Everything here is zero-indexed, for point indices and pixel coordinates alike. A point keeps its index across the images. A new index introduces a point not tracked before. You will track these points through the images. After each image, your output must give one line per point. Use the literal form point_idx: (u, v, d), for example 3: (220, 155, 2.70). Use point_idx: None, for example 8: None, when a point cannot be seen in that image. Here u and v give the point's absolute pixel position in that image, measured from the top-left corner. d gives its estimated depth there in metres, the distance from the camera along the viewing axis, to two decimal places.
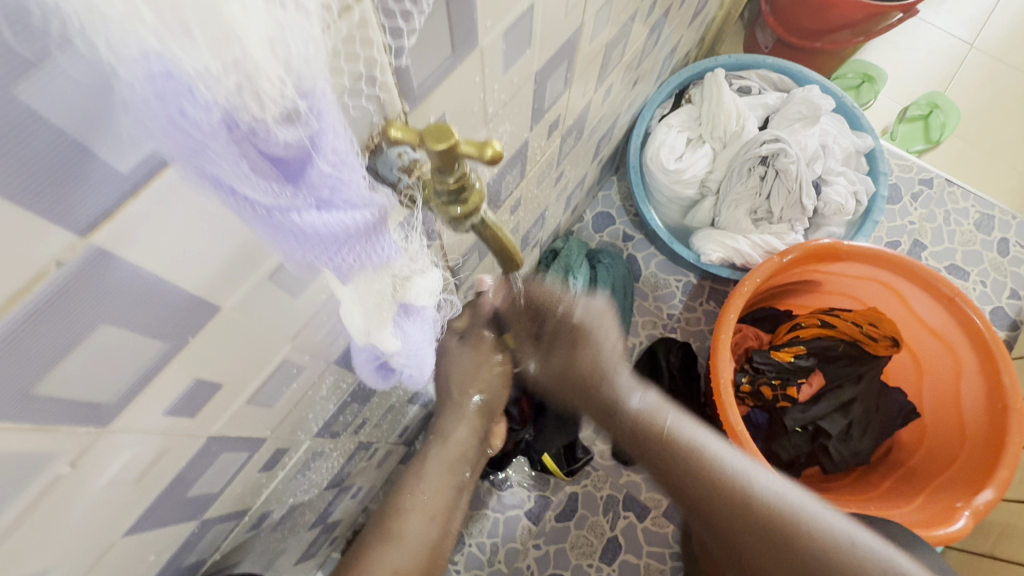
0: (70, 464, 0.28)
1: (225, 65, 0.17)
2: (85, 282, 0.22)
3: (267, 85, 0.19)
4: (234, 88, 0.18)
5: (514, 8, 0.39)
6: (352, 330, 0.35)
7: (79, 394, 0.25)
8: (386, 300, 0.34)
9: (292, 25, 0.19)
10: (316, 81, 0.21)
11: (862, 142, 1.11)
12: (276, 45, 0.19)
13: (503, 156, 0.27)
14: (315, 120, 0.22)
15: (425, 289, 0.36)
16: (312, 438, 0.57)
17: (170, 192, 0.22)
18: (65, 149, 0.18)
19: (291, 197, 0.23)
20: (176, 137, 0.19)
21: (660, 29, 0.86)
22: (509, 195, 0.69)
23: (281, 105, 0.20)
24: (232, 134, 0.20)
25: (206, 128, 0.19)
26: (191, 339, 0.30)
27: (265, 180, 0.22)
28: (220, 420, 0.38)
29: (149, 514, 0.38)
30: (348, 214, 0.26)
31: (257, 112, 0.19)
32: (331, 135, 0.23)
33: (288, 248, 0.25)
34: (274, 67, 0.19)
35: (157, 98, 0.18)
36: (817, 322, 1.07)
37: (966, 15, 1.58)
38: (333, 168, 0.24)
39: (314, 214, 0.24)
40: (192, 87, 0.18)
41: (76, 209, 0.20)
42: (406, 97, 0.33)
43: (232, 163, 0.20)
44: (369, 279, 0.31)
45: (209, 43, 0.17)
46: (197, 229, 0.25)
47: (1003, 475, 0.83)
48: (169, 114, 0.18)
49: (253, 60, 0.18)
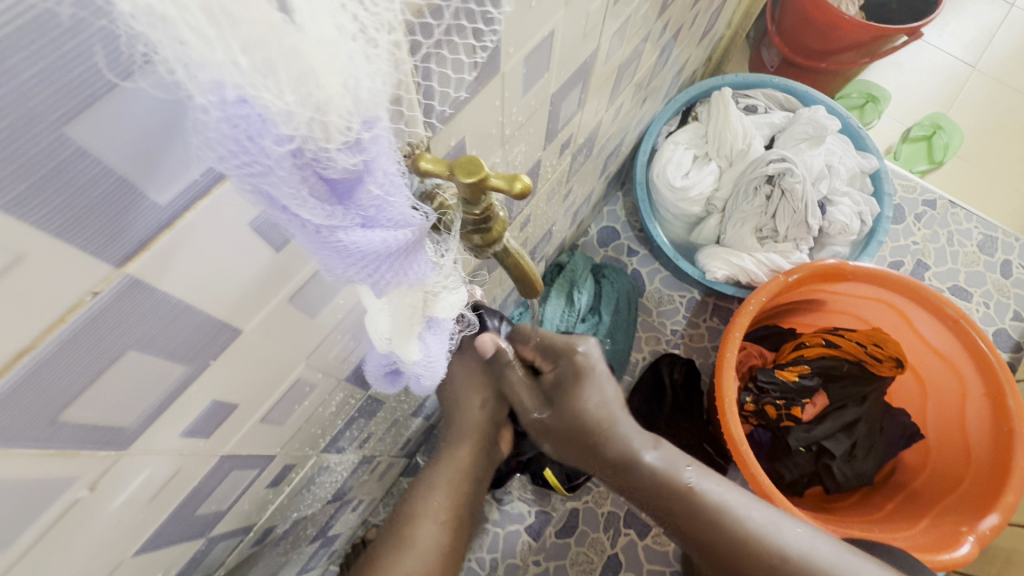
0: (88, 486, 0.28)
1: (300, 99, 0.18)
2: (117, 310, 0.22)
3: (335, 116, 0.19)
4: (306, 120, 0.19)
5: (536, 35, 0.39)
6: (375, 338, 0.37)
7: (105, 417, 0.25)
8: (416, 313, 0.35)
9: (360, 58, 0.19)
10: (379, 111, 0.21)
11: (867, 163, 1.12)
12: (350, 83, 0.19)
13: (531, 190, 0.27)
14: (373, 147, 0.22)
15: (450, 305, 0.37)
16: (319, 453, 0.57)
17: (212, 211, 0.22)
18: (110, 184, 0.18)
19: (341, 216, 0.24)
20: (243, 161, 0.19)
21: (670, 49, 0.87)
22: (520, 211, 0.69)
23: (346, 136, 0.20)
24: (296, 161, 0.20)
25: (273, 156, 0.19)
26: (214, 361, 0.30)
27: (319, 201, 0.22)
28: (234, 438, 0.38)
29: (161, 532, 0.38)
30: (393, 233, 0.26)
31: (322, 141, 0.20)
32: (385, 159, 0.23)
33: (331, 265, 0.25)
34: (342, 101, 0.19)
35: (227, 125, 0.18)
36: (822, 340, 1.07)
37: (968, 38, 1.60)
38: (382, 190, 0.24)
39: (359, 232, 0.25)
40: (265, 117, 0.18)
41: (115, 242, 0.20)
42: (431, 123, 0.33)
43: (294, 188, 0.21)
44: (401, 293, 0.31)
45: (290, 81, 0.18)
46: (233, 249, 0.25)
47: (1008, 500, 0.82)
48: (238, 140, 0.18)
49: (325, 94, 0.19)
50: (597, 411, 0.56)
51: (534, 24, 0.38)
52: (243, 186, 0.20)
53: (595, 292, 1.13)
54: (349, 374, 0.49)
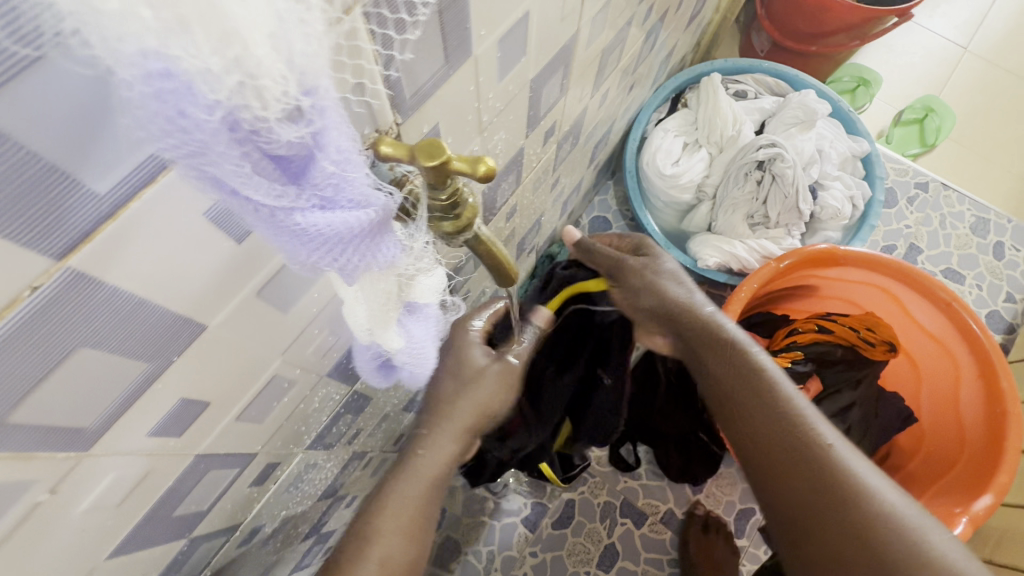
0: (49, 490, 0.27)
1: (225, 63, 0.17)
2: (61, 307, 0.21)
3: (269, 83, 0.19)
4: (235, 86, 0.18)
5: (509, 17, 0.38)
6: (355, 330, 0.36)
7: (60, 420, 0.24)
8: (393, 299, 0.35)
9: (291, 18, 0.19)
10: (319, 81, 0.21)
11: (858, 146, 1.11)
12: (279, 43, 0.18)
13: (497, 173, 0.26)
14: (318, 119, 0.22)
15: (430, 288, 0.38)
16: (305, 450, 0.56)
17: (159, 202, 0.22)
18: (40, 170, 0.17)
19: (294, 197, 0.23)
20: (178, 139, 0.18)
21: (656, 33, 0.86)
22: (505, 201, 0.68)
23: (283, 104, 0.20)
24: (235, 135, 0.19)
25: (208, 131, 0.19)
26: (177, 358, 0.29)
27: (268, 181, 0.22)
28: (208, 438, 0.37)
29: (137, 534, 0.37)
30: (353, 214, 0.26)
31: (259, 110, 0.19)
32: (335, 133, 0.23)
33: (292, 249, 0.25)
34: (274, 63, 0.18)
35: (157, 100, 0.17)
36: (814, 326, 1.07)
37: (960, 19, 1.59)
38: (336, 167, 0.24)
39: (317, 214, 0.24)
40: (192, 86, 0.17)
41: (55, 231, 0.19)
42: (399, 108, 0.33)
43: (235, 165, 0.20)
44: (374, 279, 0.31)
45: (210, 41, 0.17)
46: (199, 236, 0.24)
47: (1002, 480, 0.82)
48: (169, 116, 0.18)
49: (254, 57, 0.18)
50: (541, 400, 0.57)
51: (506, 5, 0.37)
52: (185, 168, 0.20)
53: None
54: (331, 369, 0.48)
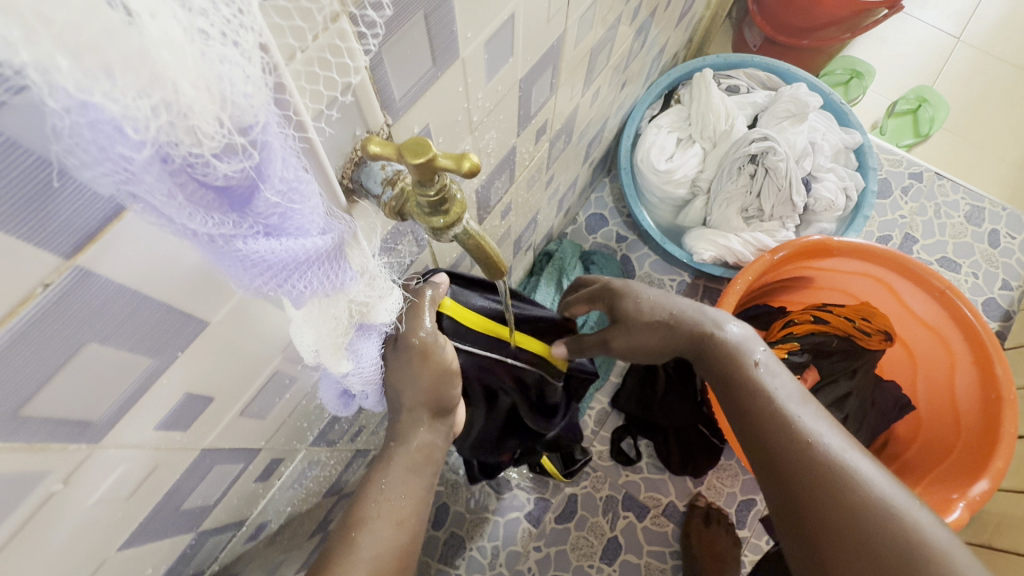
0: (61, 481, 0.28)
1: (153, 105, 0.18)
2: (64, 306, 0.22)
3: (202, 122, 0.19)
4: (164, 124, 0.18)
5: (494, 19, 0.39)
6: (302, 352, 0.37)
7: (70, 412, 0.26)
8: (342, 325, 0.37)
9: (225, 61, 0.19)
10: (257, 116, 0.21)
11: (851, 138, 1.12)
12: (211, 85, 0.19)
13: (481, 168, 0.27)
14: (258, 151, 0.23)
15: (383, 311, 0.41)
16: (308, 448, 0.57)
17: (127, 228, 0.22)
18: (45, 175, 0.19)
19: (235, 225, 0.24)
20: (107, 168, 0.19)
21: (647, 30, 0.87)
22: (499, 200, 0.69)
23: (217, 141, 0.20)
24: (167, 166, 0.20)
25: (137, 163, 0.19)
26: (182, 353, 0.30)
27: (206, 211, 0.22)
28: (213, 432, 0.38)
29: (144, 529, 0.39)
30: (297, 240, 0.27)
31: (192, 146, 0.20)
32: (278, 164, 0.24)
33: (235, 275, 0.26)
34: (208, 106, 0.19)
35: (87, 132, 0.18)
36: (810, 317, 1.10)
37: (952, 9, 1.59)
38: (280, 197, 0.25)
39: (260, 242, 0.25)
40: (120, 124, 0.18)
41: (59, 233, 0.20)
42: (389, 109, 0.34)
43: (167, 196, 0.21)
44: (322, 304, 0.33)
45: (134, 84, 0.17)
46: (181, 250, 0.25)
47: (998, 464, 0.83)
48: (99, 149, 0.18)
49: (183, 98, 0.18)
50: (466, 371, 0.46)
51: (490, 8, 0.38)
52: (116, 191, 0.20)
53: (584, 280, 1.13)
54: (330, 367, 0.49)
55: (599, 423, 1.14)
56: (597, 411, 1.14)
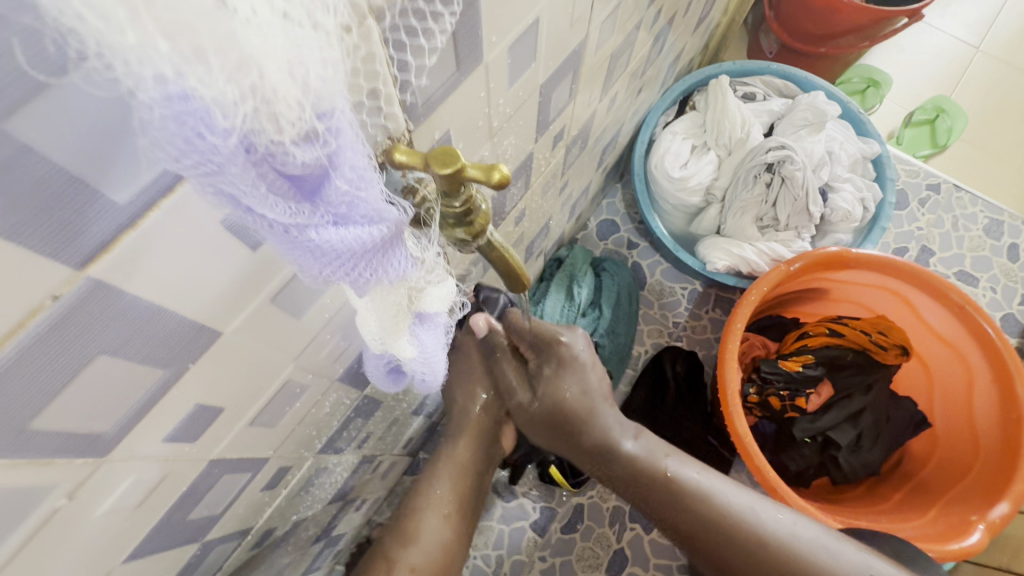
0: (67, 496, 0.27)
1: (241, 90, 0.17)
2: (83, 314, 0.21)
3: (284, 107, 0.19)
4: (250, 112, 0.18)
5: (519, 23, 0.38)
6: (368, 338, 0.36)
7: (79, 426, 0.25)
8: (403, 311, 0.34)
9: (309, 46, 0.19)
10: (334, 102, 0.21)
11: (869, 148, 1.10)
12: (295, 68, 0.18)
13: (511, 180, 0.26)
14: (333, 139, 0.22)
15: (439, 297, 0.37)
16: (316, 454, 0.56)
17: (178, 211, 0.22)
18: (62, 183, 0.18)
19: (309, 214, 0.23)
20: (194, 160, 0.18)
21: (665, 36, 0.86)
22: (513, 206, 0.68)
23: (299, 127, 0.20)
24: (250, 157, 0.19)
25: (223, 153, 0.18)
26: (192, 365, 0.29)
27: (283, 200, 0.21)
28: (222, 442, 0.37)
29: (151, 538, 0.38)
30: (366, 229, 0.26)
31: (275, 134, 0.19)
32: (349, 152, 0.23)
33: (305, 266, 0.25)
34: (290, 90, 0.19)
35: (174, 123, 0.17)
36: (826, 330, 1.06)
37: (971, 18, 1.57)
38: (350, 185, 0.24)
39: (331, 231, 0.24)
40: (208, 111, 0.17)
41: (73, 243, 0.19)
42: (411, 116, 0.33)
43: (251, 185, 0.20)
44: (384, 292, 0.31)
45: (226, 69, 0.16)
46: (214, 248, 0.25)
47: (1018, 487, 0.81)
48: (186, 138, 0.17)
49: (269, 83, 0.18)
50: (577, 401, 0.60)
51: (515, 12, 0.37)
52: (199, 186, 0.19)
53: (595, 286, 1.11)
54: (341, 374, 0.48)
55: None
56: None
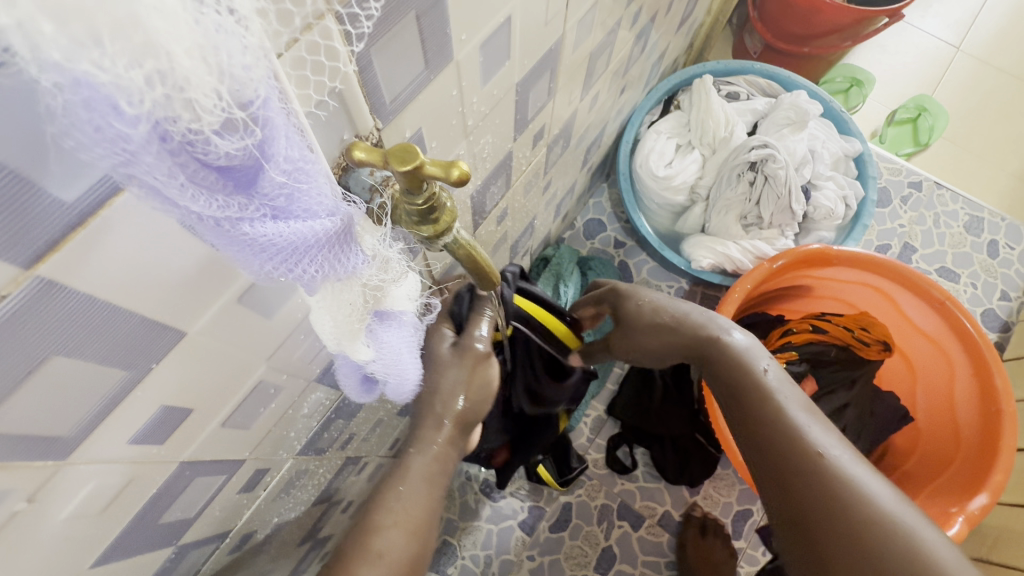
0: (27, 499, 0.27)
1: (146, 75, 0.17)
2: (34, 313, 0.21)
3: (200, 94, 0.18)
4: (160, 97, 0.17)
5: (490, 22, 0.38)
6: (323, 338, 0.35)
7: (34, 427, 0.24)
8: (359, 310, 0.34)
9: (223, 31, 0.18)
10: (257, 90, 0.20)
11: (850, 147, 1.11)
12: (207, 54, 0.18)
13: (471, 176, 0.26)
14: (261, 129, 0.22)
15: (402, 296, 0.38)
16: (295, 456, 0.56)
17: (126, 212, 0.22)
18: (3, 179, 0.17)
19: (241, 207, 0.23)
20: (105, 150, 0.18)
21: (647, 35, 0.86)
22: (495, 205, 0.68)
23: (218, 115, 0.19)
24: (167, 145, 0.19)
25: (135, 142, 0.18)
26: (156, 365, 0.29)
27: (210, 192, 0.21)
28: (192, 445, 0.37)
29: (120, 542, 0.37)
30: (307, 223, 0.26)
31: (191, 121, 0.19)
32: (282, 143, 0.23)
33: (244, 261, 0.25)
34: (206, 77, 0.18)
35: (84, 109, 0.17)
36: (809, 326, 1.10)
37: (952, 19, 1.59)
38: (286, 176, 0.24)
39: (268, 224, 0.24)
40: (112, 99, 0.17)
41: (20, 241, 0.19)
42: (378, 113, 0.33)
43: (168, 175, 0.19)
44: (336, 289, 0.31)
45: (126, 53, 0.16)
46: (163, 249, 0.24)
47: (997, 478, 0.82)
48: (93, 127, 0.17)
49: (180, 69, 0.17)
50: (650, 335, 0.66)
51: (485, 10, 0.37)
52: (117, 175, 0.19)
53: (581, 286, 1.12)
54: (319, 376, 0.47)
55: (594, 431, 1.13)
56: (592, 419, 1.13)
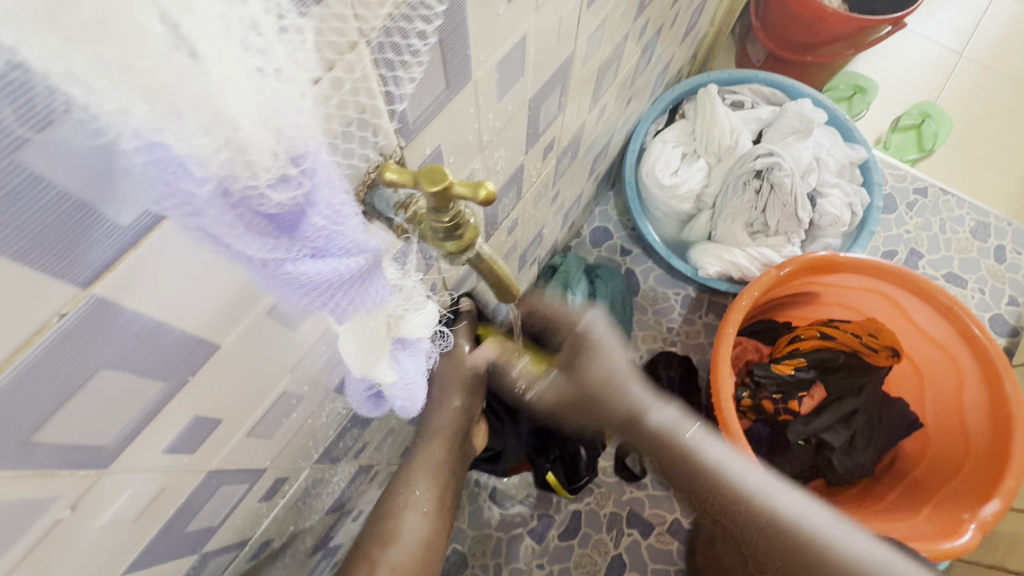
0: (70, 507, 0.28)
1: (216, 143, 0.18)
2: (89, 330, 0.22)
3: (259, 156, 0.20)
4: (225, 161, 0.19)
5: (507, 42, 0.40)
6: (349, 364, 0.36)
7: (81, 438, 0.26)
8: (382, 337, 0.35)
9: (282, 97, 0.20)
10: (308, 147, 0.22)
11: (855, 154, 1.12)
12: (268, 121, 0.20)
13: (496, 197, 0.27)
14: (308, 179, 0.22)
15: (421, 325, 0.38)
16: (313, 465, 0.57)
17: (167, 243, 0.23)
18: (71, 208, 0.19)
19: (286, 249, 0.24)
20: (176, 201, 0.19)
21: (653, 47, 0.87)
22: (506, 216, 0.69)
23: (273, 173, 0.21)
24: (228, 200, 0.20)
25: (200, 199, 0.19)
26: (192, 377, 0.30)
27: (260, 236, 0.22)
28: (221, 453, 0.38)
29: (150, 550, 0.38)
30: (343, 261, 0.26)
31: (250, 180, 0.20)
32: (326, 190, 0.24)
33: (284, 294, 0.26)
34: (265, 141, 0.20)
35: (156, 167, 0.18)
36: (817, 332, 1.07)
37: (954, 26, 1.60)
38: (327, 221, 0.24)
39: (308, 263, 0.25)
40: (185, 163, 0.18)
41: (81, 265, 0.20)
42: (401, 133, 0.34)
43: (228, 225, 0.21)
44: (361, 318, 0.32)
45: (201, 125, 0.17)
46: (203, 279, 0.26)
47: (1008, 486, 0.81)
48: (165, 180, 0.19)
49: (244, 137, 0.19)
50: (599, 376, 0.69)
51: (502, 32, 0.38)
52: (181, 223, 0.20)
53: (589, 294, 1.12)
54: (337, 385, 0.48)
55: None
56: None
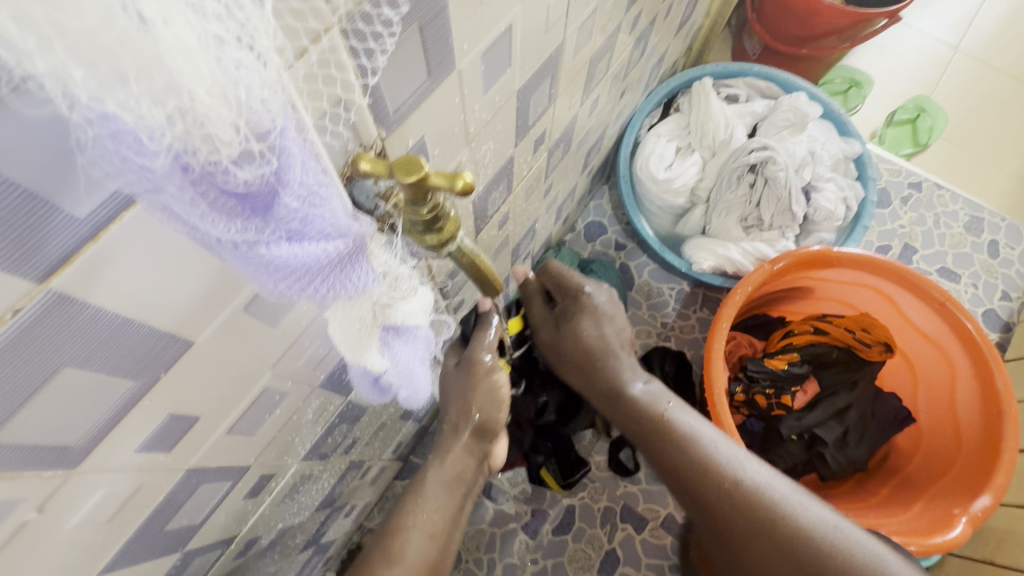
0: (36, 508, 0.27)
1: (168, 113, 0.17)
2: (47, 328, 0.21)
3: (219, 129, 0.18)
4: (181, 133, 0.18)
5: (492, 30, 0.39)
6: (337, 348, 0.35)
7: (44, 437, 0.25)
8: (368, 325, 0.34)
9: (243, 67, 0.19)
10: (274, 121, 0.21)
11: (850, 148, 1.11)
12: (226, 91, 0.18)
13: (474, 188, 0.26)
14: (278, 156, 0.22)
15: (417, 309, 0.38)
16: (300, 461, 0.56)
17: (133, 228, 0.22)
18: (19, 199, 0.18)
19: (258, 231, 0.23)
20: (131, 178, 0.18)
21: (647, 39, 0.86)
22: (496, 210, 0.68)
23: (237, 147, 0.19)
24: (188, 176, 0.19)
25: (158, 173, 0.18)
26: (164, 375, 0.29)
27: (228, 217, 0.21)
28: (199, 451, 0.37)
29: (128, 549, 0.37)
30: (320, 245, 0.26)
31: (209, 154, 0.19)
32: (296, 169, 0.23)
33: (260, 281, 0.25)
34: (224, 112, 0.18)
35: (112, 140, 0.17)
36: (810, 328, 1.08)
37: (951, 19, 1.60)
38: (300, 202, 0.24)
39: (284, 247, 0.24)
40: (137, 135, 0.17)
41: (33, 257, 0.19)
42: (381, 123, 0.33)
43: (189, 204, 0.20)
44: (346, 306, 0.32)
45: (148, 93, 0.16)
46: (173, 269, 0.25)
47: (999, 481, 0.82)
48: (122, 157, 0.18)
49: (199, 107, 0.18)
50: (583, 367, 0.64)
51: (486, 19, 0.37)
52: (147, 204, 0.20)
53: None
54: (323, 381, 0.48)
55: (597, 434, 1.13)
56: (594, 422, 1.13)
